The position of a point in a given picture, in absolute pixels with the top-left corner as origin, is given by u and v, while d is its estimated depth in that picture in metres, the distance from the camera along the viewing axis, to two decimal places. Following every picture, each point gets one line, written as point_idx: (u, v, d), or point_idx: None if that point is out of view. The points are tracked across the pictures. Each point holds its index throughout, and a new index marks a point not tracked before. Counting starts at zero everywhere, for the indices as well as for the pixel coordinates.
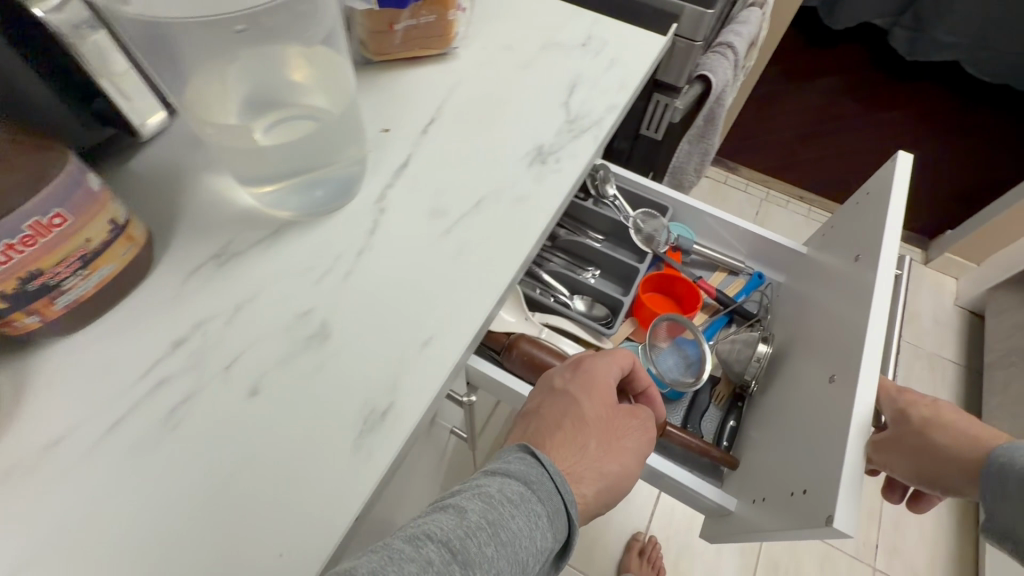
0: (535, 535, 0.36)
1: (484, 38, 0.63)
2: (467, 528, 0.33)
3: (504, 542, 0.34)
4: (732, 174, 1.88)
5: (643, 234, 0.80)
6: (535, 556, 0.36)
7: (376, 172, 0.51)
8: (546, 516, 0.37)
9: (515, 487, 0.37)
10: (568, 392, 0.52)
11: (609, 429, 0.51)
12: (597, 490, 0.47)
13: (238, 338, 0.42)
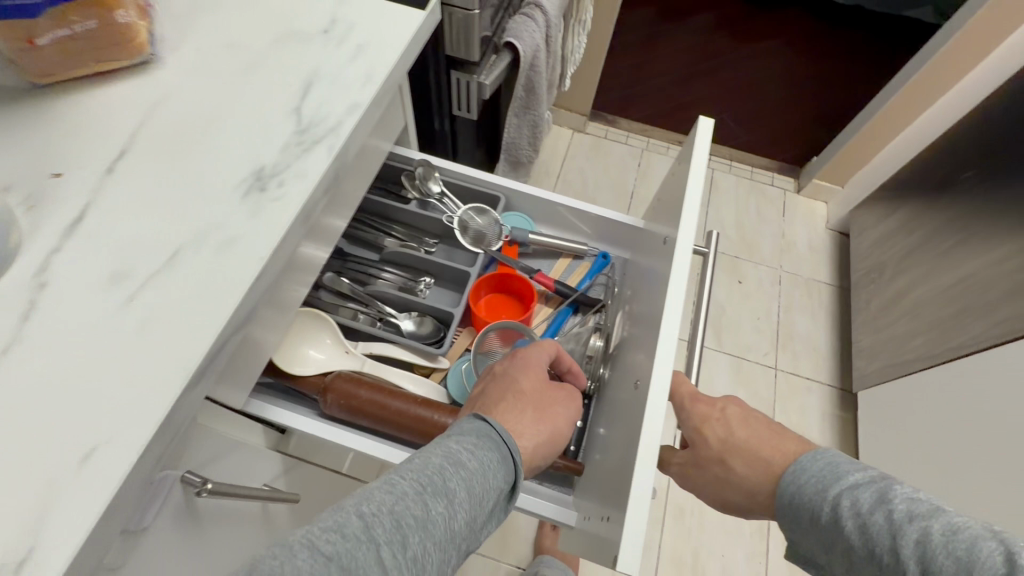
0: (486, 488, 0.40)
1: (199, 35, 0.51)
2: (428, 479, 0.37)
3: (457, 491, 0.38)
4: (612, 126, 1.80)
5: (471, 233, 0.72)
6: (487, 502, 0.40)
7: (38, 234, 0.40)
8: (497, 470, 0.41)
9: (472, 445, 0.41)
10: (511, 367, 0.53)
11: (541, 395, 0.50)
12: (539, 446, 0.47)
13: None
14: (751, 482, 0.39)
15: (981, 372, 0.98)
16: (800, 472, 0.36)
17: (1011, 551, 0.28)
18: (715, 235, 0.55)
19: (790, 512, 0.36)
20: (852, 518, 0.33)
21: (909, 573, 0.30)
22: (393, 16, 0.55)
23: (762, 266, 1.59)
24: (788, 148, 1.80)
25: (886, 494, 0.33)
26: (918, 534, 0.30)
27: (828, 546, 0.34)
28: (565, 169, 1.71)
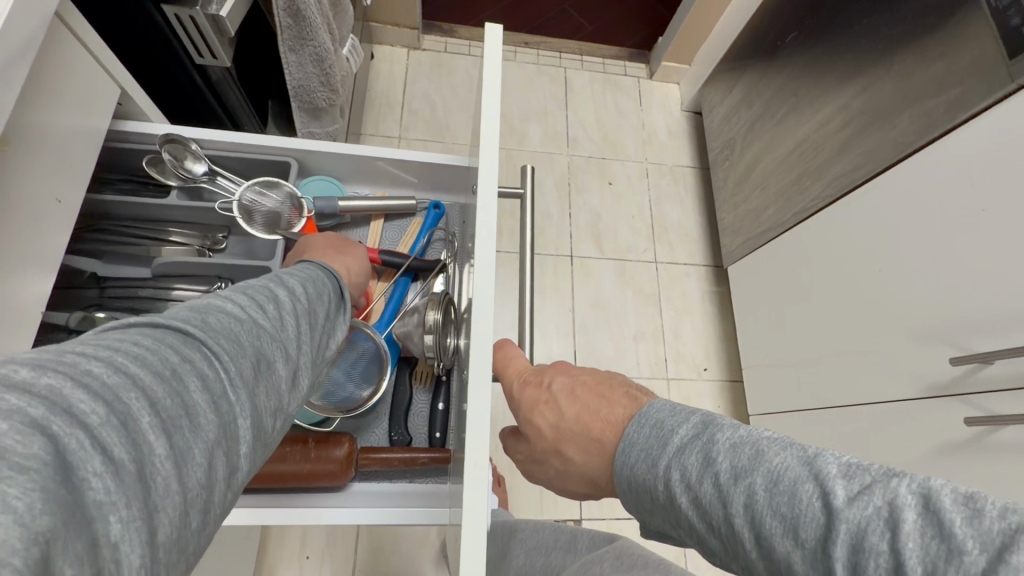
0: (323, 293, 0.44)
1: None
2: (268, 280, 0.39)
3: (298, 279, 0.42)
4: (450, 37, 1.60)
5: (260, 217, 0.60)
6: (327, 296, 0.44)
7: None
8: (328, 283, 0.45)
9: (300, 267, 0.44)
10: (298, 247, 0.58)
11: (335, 241, 0.57)
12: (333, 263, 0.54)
13: None
14: (582, 464, 0.39)
15: (819, 230, 1.05)
16: (627, 443, 0.35)
17: (828, 491, 0.25)
18: (529, 168, 0.50)
19: (627, 490, 0.35)
20: (684, 493, 0.30)
21: (744, 539, 0.28)
22: None
23: (629, 162, 1.57)
24: (634, 33, 1.72)
25: (709, 452, 0.30)
26: (743, 497, 0.28)
27: (671, 522, 0.32)
28: (409, 97, 1.52)
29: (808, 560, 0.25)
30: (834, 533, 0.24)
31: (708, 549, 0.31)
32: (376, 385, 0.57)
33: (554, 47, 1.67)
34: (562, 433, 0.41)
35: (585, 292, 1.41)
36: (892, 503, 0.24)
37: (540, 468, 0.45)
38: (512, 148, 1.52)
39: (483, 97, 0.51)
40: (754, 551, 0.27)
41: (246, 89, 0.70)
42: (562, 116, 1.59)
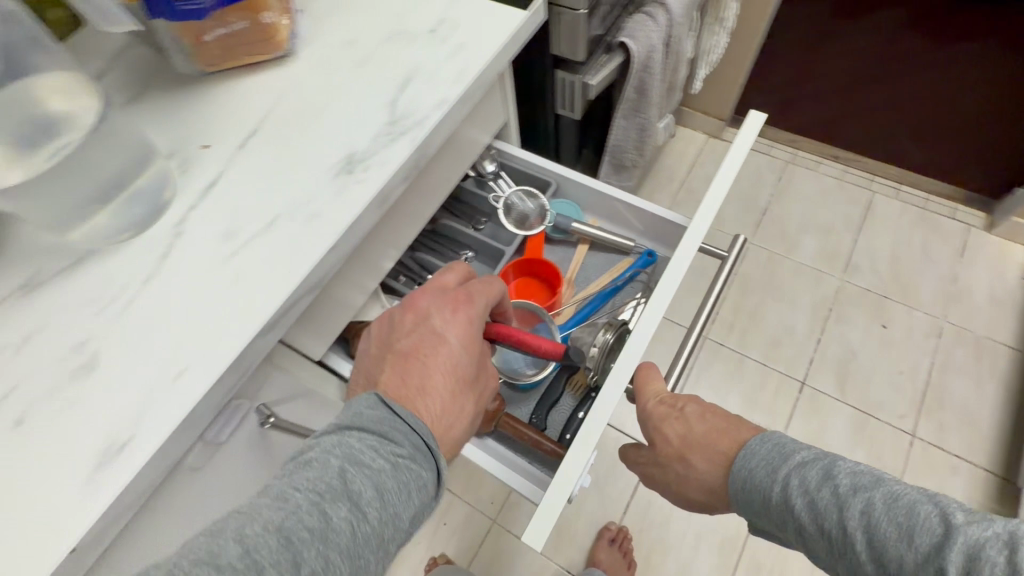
0: (399, 443, 0.42)
1: (328, 33, 0.58)
2: (333, 441, 0.40)
3: (379, 472, 0.39)
4: (755, 134, 1.63)
5: (514, 216, 0.76)
6: (405, 473, 0.40)
7: (184, 195, 0.50)
8: (406, 428, 0.42)
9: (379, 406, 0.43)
10: (424, 331, 0.49)
11: (469, 377, 0.49)
12: (444, 399, 0.46)
13: (21, 367, 0.43)
14: (705, 471, 0.50)
15: None
16: (748, 458, 0.46)
17: (947, 514, 0.36)
18: (729, 250, 0.60)
19: (748, 490, 0.45)
20: (801, 496, 0.41)
21: (855, 537, 0.38)
22: (495, 15, 0.57)
23: (918, 313, 1.34)
24: (982, 177, 1.47)
25: (830, 470, 0.41)
26: (862, 505, 0.38)
27: (782, 520, 0.42)
28: (691, 177, 1.61)
29: (920, 562, 0.35)
30: (948, 539, 0.34)
31: (811, 541, 0.41)
32: (540, 370, 0.68)
33: (868, 168, 1.54)
34: (691, 442, 0.51)
35: (803, 429, 1.24)
36: (1006, 529, 0.34)
37: (655, 469, 0.56)
38: (778, 253, 1.45)
39: (717, 174, 0.64)
40: (861, 547, 0.38)
41: (578, 139, 0.87)
42: (849, 238, 1.45)
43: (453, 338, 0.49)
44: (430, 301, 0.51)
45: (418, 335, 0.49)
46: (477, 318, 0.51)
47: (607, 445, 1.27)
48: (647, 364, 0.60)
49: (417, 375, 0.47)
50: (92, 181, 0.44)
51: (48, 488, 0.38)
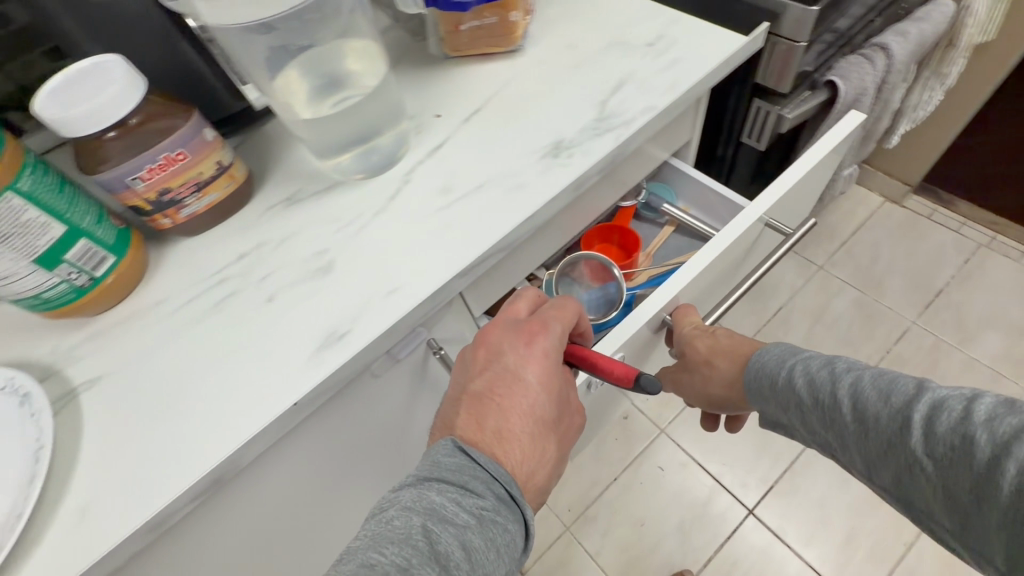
0: (480, 493, 0.41)
1: (553, 36, 0.66)
2: (413, 495, 0.40)
3: (463, 530, 0.38)
4: (943, 207, 1.45)
5: None
6: (489, 524, 0.40)
7: (414, 151, 0.59)
8: (486, 478, 0.42)
9: (457, 457, 0.43)
10: (498, 371, 0.48)
11: (546, 416, 0.48)
12: (525, 441, 0.46)
13: (276, 260, 0.54)
14: (725, 370, 0.62)
15: None
16: (761, 358, 0.56)
17: (922, 383, 0.41)
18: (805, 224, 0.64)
19: (760, 379, 0.55)
20: (803, 378, 0.50)
21: (843, 406, 0.45)
22: (716, 37, 0.60)
23: None
24: None
25: (834, 364, 0.48)
26: (854, 380, 0.45)
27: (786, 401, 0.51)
28: (856, 239, 1.44)
29: (891, 413, 0.41)
30: (914, 397, 0.40)
31: (810, 416, 0.49)
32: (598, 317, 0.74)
33: None
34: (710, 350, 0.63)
35: None
36: (970, 392, 0.37)
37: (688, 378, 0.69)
38: (948, 342, 1.27)
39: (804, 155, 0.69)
40: (848, 414, 0.44)
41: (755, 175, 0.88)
42: None
43: (528, 375, 0.48)
44: (500, 340, 0.50)
45: (493, 374, 0.48)
46: (552, 349, 0.50)
47: (699, 491, 1.22)
48: (686, 304, 0.66)
49: (495, 419, 0.46)
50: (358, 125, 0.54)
51: (284, 354, 0.47)
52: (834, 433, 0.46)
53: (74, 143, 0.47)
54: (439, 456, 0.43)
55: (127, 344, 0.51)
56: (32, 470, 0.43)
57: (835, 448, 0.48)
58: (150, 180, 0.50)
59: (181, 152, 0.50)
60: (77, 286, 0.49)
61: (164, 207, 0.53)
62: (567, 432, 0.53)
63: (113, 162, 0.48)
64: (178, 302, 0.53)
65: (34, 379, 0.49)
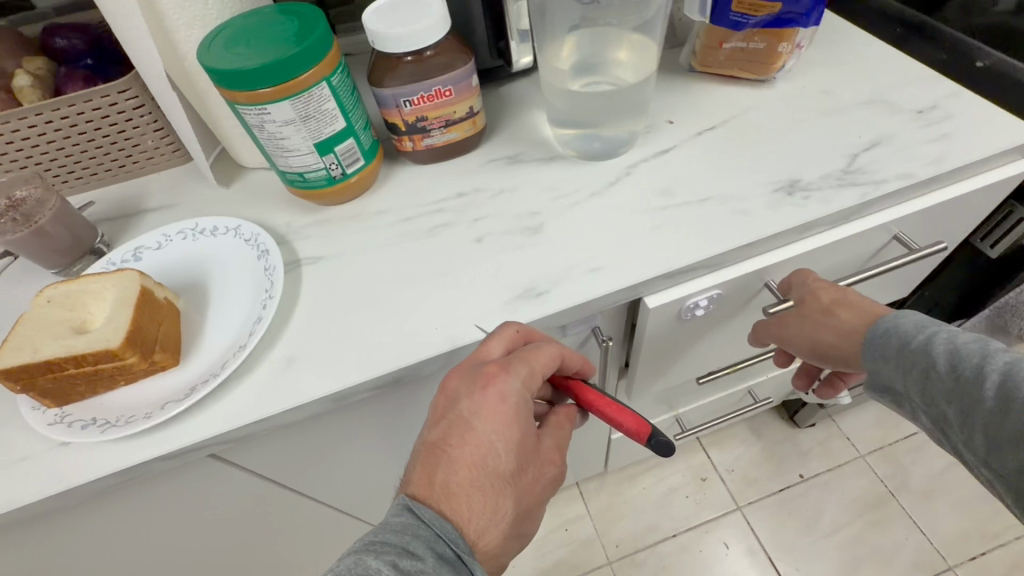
0: (420, 556, 0.37)
1: (808, 78, 0.64)
2: (349, 559, 0.36)
3: None
4: None
5: None
6: None
7: (639, 148, 0.60)
8: (429, 538, 0.38)
9: (403, 520, 0.39)
10: (448, 419, 0.44)
11: (501, 472, 0.43)
12: (476, 502, 0.42)
13: (491, 207, 0.58)
14: (849, 321, 0.50)
15: None
16: (889, 330, 0.47)
17: None
18: (941, 248, 0.54)
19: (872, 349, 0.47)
20: (946, 348, 0.42)
21: (985, 380, 0.39)
22: (1002, 122, 0.55)
23: None
24: None
25: (991, 346, 0.40)
26: (1008, 362, 0.38)
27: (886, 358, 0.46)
28: None
29: None
30: None
31: (934, 391, 0.42)
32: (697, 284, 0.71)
33: None
34: (822, 319, 0.51)
35: None
36: None
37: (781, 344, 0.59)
38: None
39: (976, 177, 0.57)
40: (989, 392, 0.38)
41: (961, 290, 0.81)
42: None
43: (479, 427, 0.43)
44: (456, 383, 0.44)
45: (447, 423, 0.44)
46: (510, 397, 0.44)
47: None
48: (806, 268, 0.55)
49: (445, 476, 0.42)
50: (604, 110, 0.57)
51: (484, 291, 0.51)
52: (954, 409, 0.41)
53: (377, 56, 0.54)
54: (388, 516, 0.40)
55: (351, 239, 0.57)
56: (260, 314, 0.50)
57: (947, 422, 0.43)
58: (417, 105, 0.56)
59: (449, 89, 0.56)
60: (331, 176, 0.56)
61: (414, 132, 0.59)
62: (534, 475, 0.47)
63: (399, 82, 0.54)
64: (398, 217, 0.58)
65: (274, 241, 0.56)
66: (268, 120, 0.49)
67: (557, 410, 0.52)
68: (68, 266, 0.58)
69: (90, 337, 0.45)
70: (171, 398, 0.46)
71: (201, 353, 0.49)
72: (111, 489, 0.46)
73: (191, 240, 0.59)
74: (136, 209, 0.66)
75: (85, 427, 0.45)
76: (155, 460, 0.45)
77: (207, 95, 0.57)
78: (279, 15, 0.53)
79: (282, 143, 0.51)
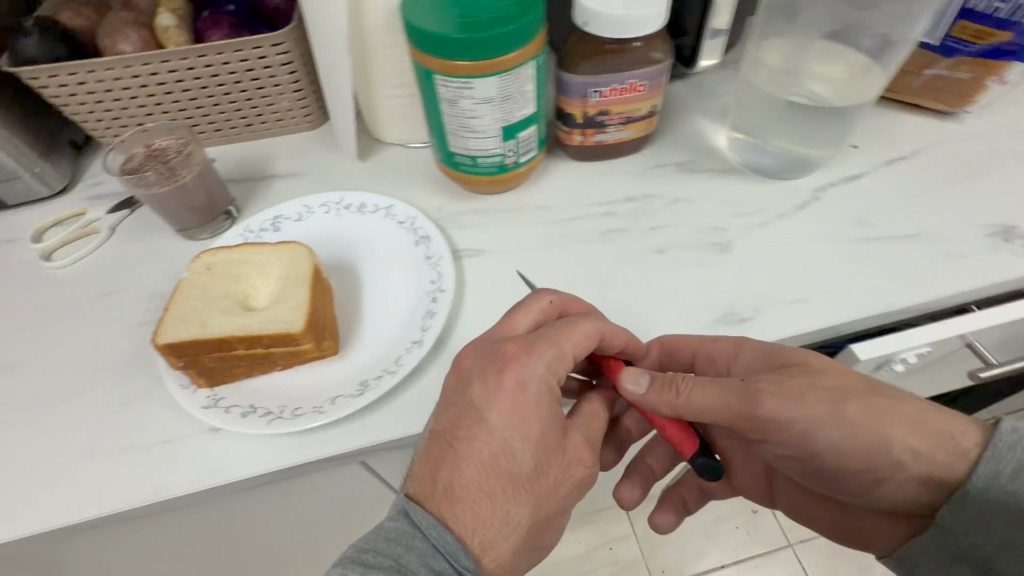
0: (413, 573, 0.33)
1: (999, 116, 0.60)
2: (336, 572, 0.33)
3: None
4: None
5: None
6: None
7: (823, 171, 0.56)
8: (423, 552, 0.34)
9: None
10: (458, 415, 0.38)
11: (513, 471, 0.37)
12: (481, 507, 0.36)
13: (667, 217, 0.53)
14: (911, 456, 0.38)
15: None
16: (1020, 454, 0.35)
17: None
18: None
19: (981, 479, 0.36)
20: None
21: None
22: None
23: None
24: None
25: None
26: None
27: (999, 501, 0.36)
28: None
29: None
30: None
31: None
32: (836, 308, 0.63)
33: None
34: (880, 423, 0.38)
35: None
36: None
37: (805, 438, 0.39)
38: None
39: None
40: None
41: None
42: None
43: (492, 417, 0.37)
44: (468, 370, 0.39)
45: (455, 412, 0.38)
46: (530, 384, 0.38)
47: None
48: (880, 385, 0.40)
49: (446, 476, 0.36)
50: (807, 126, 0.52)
51: (676, 310, 0.46)
52: None
53: (575, 39, 0.49)
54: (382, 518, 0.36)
55: (514, 234, 0.53)
56: (432, 308, 0.45)
57: None
58: (606, 97, 0.51)
59: (643, 83, 0.51)
60: (503, 163, 0.51)
61: (588, 125, 0.54)
62: (559, 481, 0.39)
63: (597, 69, 0.49)
64: (563, 215, 0.54)
65: (433, 227, 0.51)
66: (466, 96, 0.45)
67: (590, 397, 0.44)
68: (194, 228, 0.53)
69: (263, 317, 0.40)
70: (341, 393, 0.41)
71: (363, 344, 0.45)
72: (260, 486, 0.42)
73: (335, 215, 0.54)
74: (262, 173, 0.61)
75: (246, 415, 0.40)
76: (319, 461, 0.40)
77: (376, 60, 0.52)
78: None
79: (471, 122, 0.47)
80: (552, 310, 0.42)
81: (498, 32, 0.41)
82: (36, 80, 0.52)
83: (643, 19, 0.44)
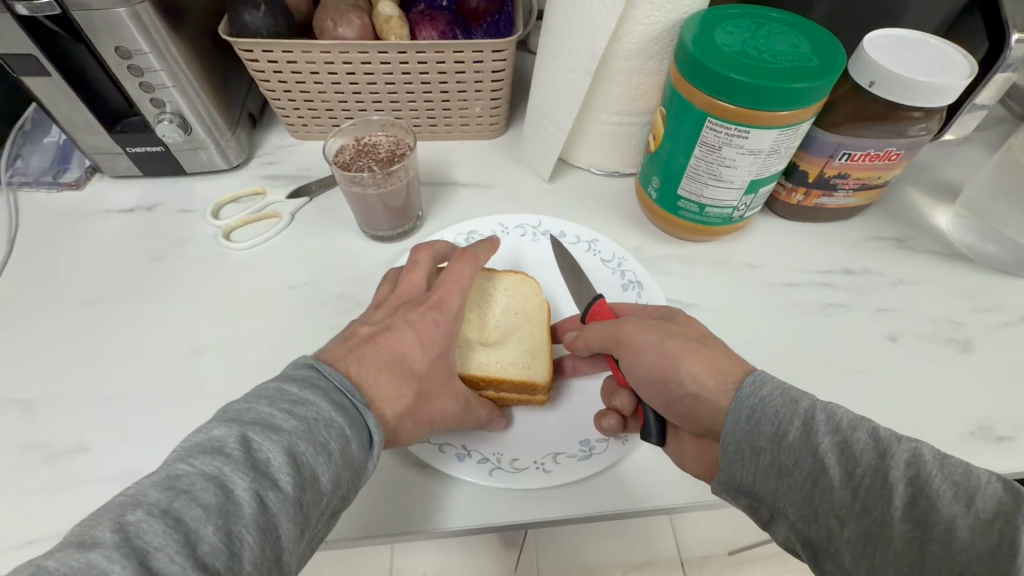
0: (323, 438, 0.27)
1: None
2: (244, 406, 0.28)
3: (313, 420, 0.28)
4: None
5: None
6: (335, 453, 0.27)
7: None
8: (334, 397, 0.29)
9: (311, 376, 0.30)
10: (387, 318, 0.36)
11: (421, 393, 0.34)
12: (388, 402, 0.33)
13: (894, 299, 0.48)
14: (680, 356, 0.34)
15: None
16: (756, 399, 0.30)
17: None
18: None
19: (729, 429, 0.30)
20: None
21: None
22: None
23: None
24: None
25: None
26: None
27: (750, 448, 0.29)
28: None
29: None
30: None
31: None
32: None
33: None
34: (675, 347, 0.35)
35: None
36: None
37: (638, 360, 0.37)
38: None
39: None
40: None
41: None
42: None
43: (416, 322, 0.36)
44: (397, 289, 0.39)
45: (385, 322, 0.36)
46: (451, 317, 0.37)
47: None
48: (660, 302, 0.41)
49: (357, 369, 0.32)
50: None
51: (920, 411, 0.42)
52: None
53: (846, 90, 0.43)
54: (295, 375, 0.30)
55: (724, 292, 0.49)
56: None
57: None
58: (851, 161, 0.46)
59: (900, 153, 0.45)
60: (730, 216, 0.47)
61: (817, 187, 0.50)
62: (431, 417, 0.36)
63: (857, 132, 0.44)
64: (776, 279, 0.50)
65: (642, 271, 0.49)
66: (734, 144, 0.41)
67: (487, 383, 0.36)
68: (386, 233, 0.51)
69: (509, 354, 0.44)
70: (562, 451, 0.39)
71: (572, 398, 0.43)
72: (452, 535, 0.38)
73: (532, 240, 0.52)
74: (445, 179, 0.58)
75: (461, 458, 0.38)
76: (537, 521, 0.37)
77: (610, 85, 0.48)
78: (778, 18, 0.42)
79: (723, 170, 0.43)
80: (445, 248, 0.43)
81: (783, 86, 0.36)
82: (249, 53, 0.50)
83: (937, 87, 0.39)
